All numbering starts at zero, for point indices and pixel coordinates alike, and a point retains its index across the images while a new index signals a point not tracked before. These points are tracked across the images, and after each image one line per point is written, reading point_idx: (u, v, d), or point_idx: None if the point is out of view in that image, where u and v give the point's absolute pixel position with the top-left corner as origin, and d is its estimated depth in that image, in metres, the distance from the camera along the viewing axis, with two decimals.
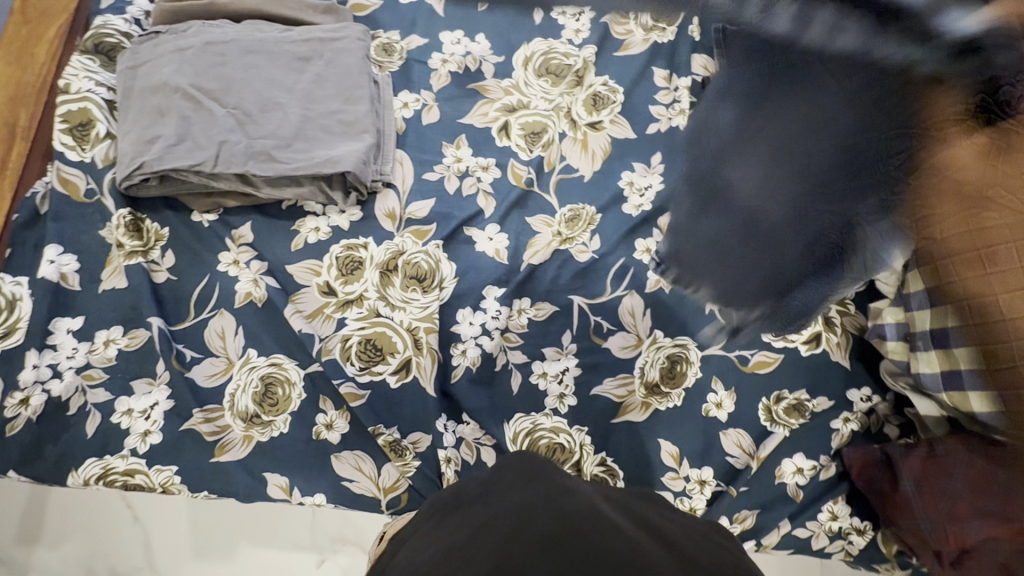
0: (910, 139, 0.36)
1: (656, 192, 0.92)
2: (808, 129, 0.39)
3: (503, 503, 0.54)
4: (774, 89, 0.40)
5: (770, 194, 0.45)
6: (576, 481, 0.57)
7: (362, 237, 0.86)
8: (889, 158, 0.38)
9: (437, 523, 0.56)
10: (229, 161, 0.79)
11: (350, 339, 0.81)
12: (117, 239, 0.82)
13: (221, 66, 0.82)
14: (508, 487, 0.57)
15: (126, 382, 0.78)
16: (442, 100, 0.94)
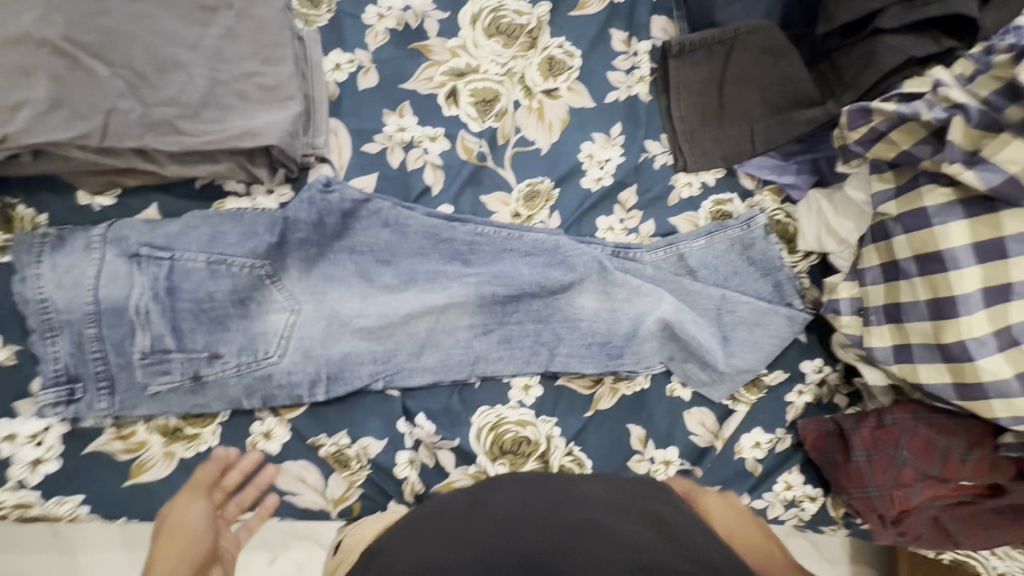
0: (772, 268, 0.86)
1: (616, 166, 0.87)
2: (758, 309, 0.84)
3: (506, 504, 0.58)
4: (740, 276, 0.86)
5: (735, 277, 0.86)
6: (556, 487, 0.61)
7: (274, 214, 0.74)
8: (762, 286, 0.86)
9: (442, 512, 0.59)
10: (121, 133, 0.66)
11: (289, 339, 0.72)
12: None
13: (102, 16, 0.66)
14: (501, 496, 0.60)
15: (8, 403, 0.67)
16: (380, 62, 0.83)
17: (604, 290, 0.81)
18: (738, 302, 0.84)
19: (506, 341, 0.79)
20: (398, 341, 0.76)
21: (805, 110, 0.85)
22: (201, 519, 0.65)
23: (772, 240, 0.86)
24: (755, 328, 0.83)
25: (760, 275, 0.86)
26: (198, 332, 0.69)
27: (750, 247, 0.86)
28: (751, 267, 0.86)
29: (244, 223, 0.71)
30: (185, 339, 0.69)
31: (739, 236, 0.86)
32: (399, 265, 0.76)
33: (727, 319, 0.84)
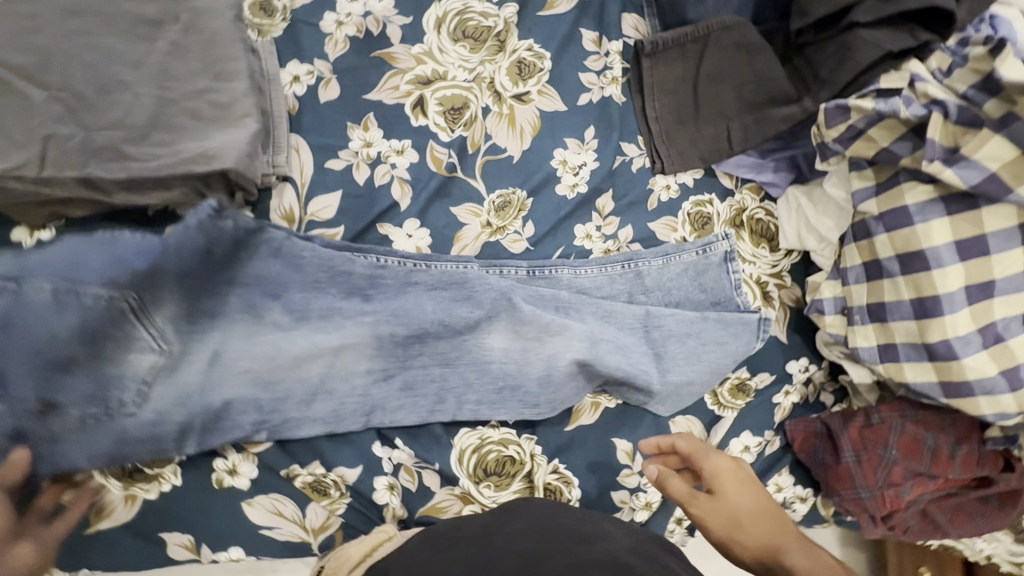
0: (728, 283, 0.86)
1: (590, 171, 0.85)
2: (699, 326, 0.82)
3: (518, 527, 0.56)
4: (684, 295, 0.85)
5: (683, 295, 0.85)
6: (574, 518, 0.58)
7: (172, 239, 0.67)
8: (713, 301, 0.85)
9: (455, 541, 0.56)
10: (61, 162, 0.61)
11: (123, 392, 0.63)
12: None
13: (36, 35, 0.62)
14: (513, 522, 0.57)
15: None
16: (342, 72, 0.79)
17: (514, 328, 0.76)
18: (673, 325, 0.81)
19: (409, 388, 0.74)
20: (288, 388, 0.69)
21: (779, 109, 0.84)
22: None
23: (727, 269, 0.86)
24: (692, 358, 0.81)
25: (704, 294, 0.86)
26: (28, 377, 0.59)
27: (698, 271, 0.86)
28: (701, 294, 0.86)
29: (174, 255, 0.63)
30: (10, 387, 0.59)
31: (690, 261, 0.85)
32: (379, 298, 0.73)
33: (660, 341, 0.81)
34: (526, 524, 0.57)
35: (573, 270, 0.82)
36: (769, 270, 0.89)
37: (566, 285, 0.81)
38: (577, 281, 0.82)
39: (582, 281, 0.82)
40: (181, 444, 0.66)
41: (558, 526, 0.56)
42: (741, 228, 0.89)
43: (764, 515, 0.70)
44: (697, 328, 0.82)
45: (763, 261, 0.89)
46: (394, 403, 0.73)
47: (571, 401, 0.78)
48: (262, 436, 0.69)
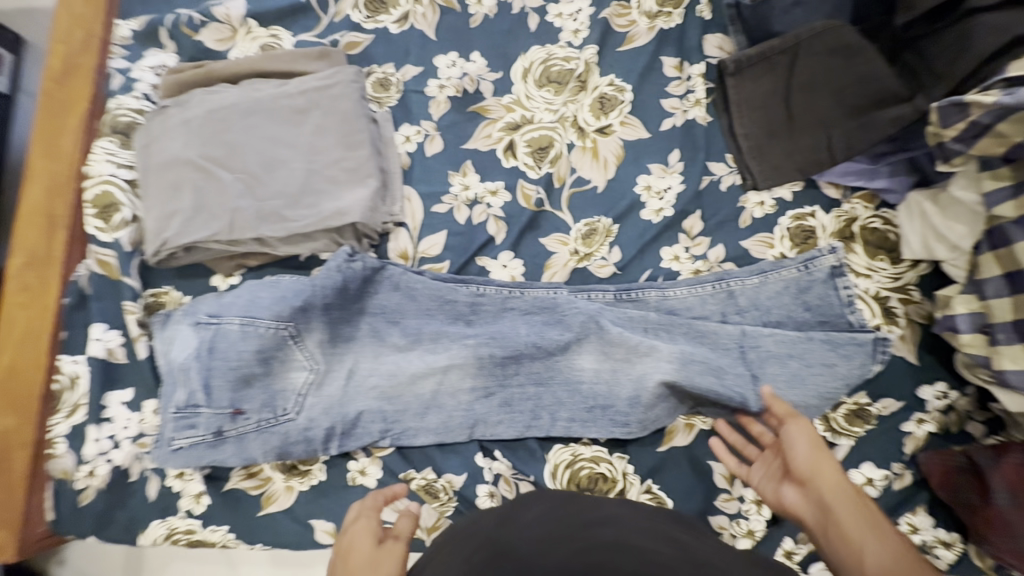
0: (838, 300, 0.80)
1: (676, 194, 0.86)
2: (801, 345, 0.79)
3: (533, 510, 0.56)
4: (786, 314, 0.81)
5: (785, 313, 0.81)
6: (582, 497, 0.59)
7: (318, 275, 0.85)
8: (822, 319, 0.81)
9: (474, 528, 0.56)
10: (244, 227, 0.80)
11: (288, 400, 0.80)
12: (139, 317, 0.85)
13: (225, 133, 0.83)
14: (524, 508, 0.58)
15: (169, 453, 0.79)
16: (444, 128, 0.91)
17: (603, 349, 0.81)
18: (773, 347, 0.79)
19: (506, 404, 0.81)
20: (405, 401, 0.81)
21: (886, 111, 0.78)
22: (362, 531, 0.68)
23: (836, 285, 0.81)
24: (795, 380, 0.78)
25: (809, 313, 0.81)
26: (224, 390, 0.78)
27: (802, 289, 0.81)
28: (806, 312, 0.81)
29: (321, 292, 0.80)
30: (213, 398, 0.78)
31: (792, 278, 0.81)
32: (479, 322, 0.84)
33: (757, 364, 0.79)
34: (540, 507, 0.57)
35: (661, 291, 0.83)
36: (890, 283, 0.82)
37: (660, 308, 0.83)
38: (667, 301, 0.83)
39: (672, 303, 0.83)
40: (326, 445, 0.80)
41: (573, 510, 0.55)
42: (851, 240, 0.84)
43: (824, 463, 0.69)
44: (801, 349, 0.79)
45: (881, 274, 0.82)
46: (494, 417, 0.81)
47: (663, 419, 0.79)
48: (386, 442, 0.81)
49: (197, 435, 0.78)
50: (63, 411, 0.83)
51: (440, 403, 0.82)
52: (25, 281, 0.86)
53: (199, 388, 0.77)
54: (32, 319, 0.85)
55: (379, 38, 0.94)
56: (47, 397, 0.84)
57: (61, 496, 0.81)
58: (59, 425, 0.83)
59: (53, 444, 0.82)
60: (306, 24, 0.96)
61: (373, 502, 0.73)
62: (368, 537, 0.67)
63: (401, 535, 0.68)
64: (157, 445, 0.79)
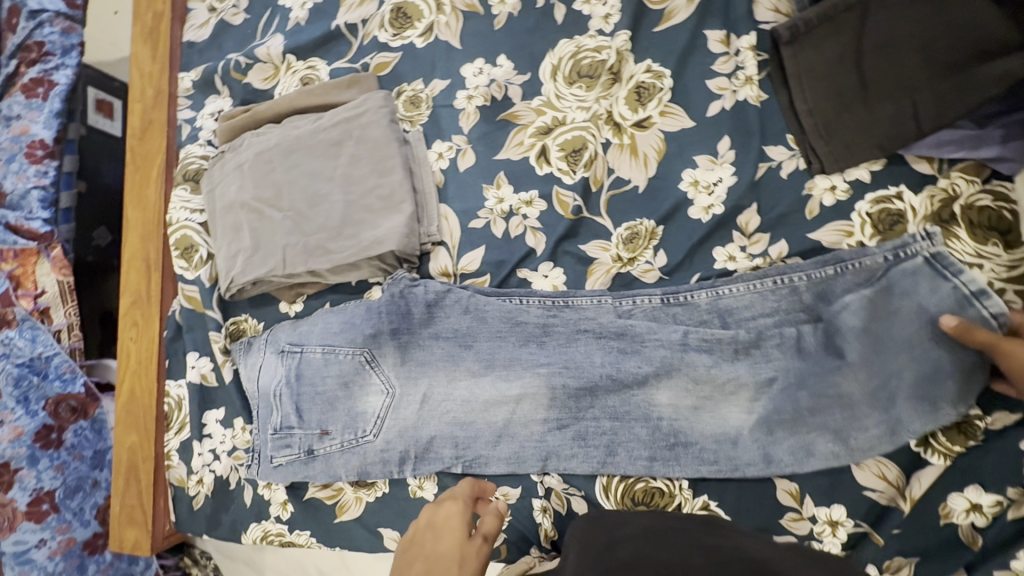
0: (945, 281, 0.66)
1: (727, 188, 0.78)
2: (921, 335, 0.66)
3: (580, 538, 0.65)
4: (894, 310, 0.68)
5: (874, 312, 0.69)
6: (623, 515, 0.67)
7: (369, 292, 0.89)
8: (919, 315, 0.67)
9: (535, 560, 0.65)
10: (294, 262, 0.85)
11: (374, 415, 0.83)
12: (223, 345, 0.95)
13: (272, 173, 0.89)
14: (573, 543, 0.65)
15: (270, 469, 0.86)
16: (474, 141, 0.89)
17: (687, 386, 0.73)
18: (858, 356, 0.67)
19: (581, 438, 0.77)
20: (478, 428, 0.80)
21: (989, 66, 0.64)
22: (452, 514, 0.72)
23: (930, 272, 0.67)
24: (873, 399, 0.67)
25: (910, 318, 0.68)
26: (314, 412, 0.85)
27: (887, 282, 0.68)
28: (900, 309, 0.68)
29: (387, 316, 0.83)
30: (306, 420, 0.85)
31: (876, 267, 0.69)
32: (527, 336, 0.80)
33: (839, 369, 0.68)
34: (582, 539, 0.65)
35: (715, 293, 0.75)
36: (1006, 272, 0.68)
37: (718, 310, 0.75)
38: (727, 305, 0.74)
39: (766, 309, 0.73)
40: (401, 468, 0.82)
41: (593, 539, 0.63)
42: (951, 223, 0.70)
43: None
44: (899, 356, 0.67)
45: (994, 262, 0.68)
46: (567, 450, 0.77)
47: (754, 466, 0.71)
48: (458, 469, 0.81)
49: (292, 454, 0.85)
50: (174, 427, 0.97)
51: (488, 417, 0.80)
52: (134, 317, 1.00)
53: (291, 411, 0.85)
54: (143, 351, 0.99)
55: (406, 56, 0.94)
56: (161, 417, 0.98)
57: (180, 500, 0.96)
58: (171, 441, 0.97)
59: (170, 456, 0.97)
60: (339, 51, 0.97)
61: (467, 491, 0.77)
62: (459, 526, 0.71)
63: (488, 536, 0.71)
64: (259, 462, 0.87)
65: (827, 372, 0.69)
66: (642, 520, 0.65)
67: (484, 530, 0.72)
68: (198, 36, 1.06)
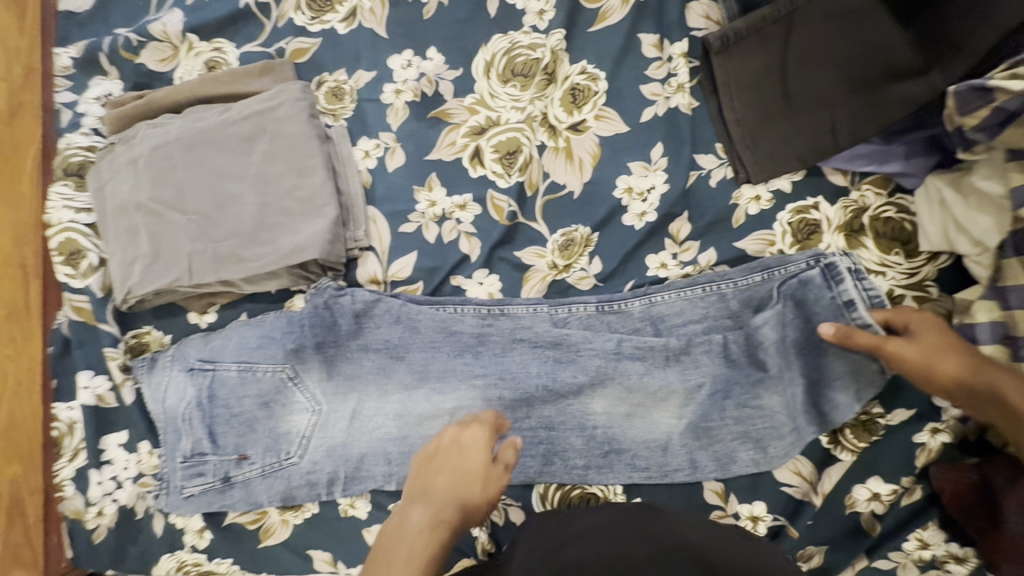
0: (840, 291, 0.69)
1: (660, 195, 0.78)
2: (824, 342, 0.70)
3: (535, 535, 0.64)
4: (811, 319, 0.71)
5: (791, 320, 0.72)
6: (580, 513, 0.67)
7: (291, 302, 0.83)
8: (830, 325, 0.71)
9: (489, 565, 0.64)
10: (202, 272, 0.77)
11: (300, 434, 0.78)
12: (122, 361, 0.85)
13: (172, 171, 0.79)
14: (528, 537, 0.64)
15: (182, 498, 0.79)
16: (403, 139, 0.84)
17: (620, 394, 0.74)
18: (777, 362, 0.71)
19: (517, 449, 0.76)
20: (412, 443, 0.77)
21: (896, 86, 0.67)
22: (478, 440, 0.68)
23: (835, 284, 0.70)
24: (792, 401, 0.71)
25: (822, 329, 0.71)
26: (230, 435, 0.78)
27: (806, 289, 0.71)
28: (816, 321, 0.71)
29: (309, 329, 0.78)
30: (220, 444, 0.78)
31: (800, 273, 0.71)
32: (460, 347, 0.77)
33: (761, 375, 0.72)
34: (537, 535, 0.64)
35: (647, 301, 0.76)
36: (905, 280, 0.72)
37: (651, 317, 0.76)
38: (660, 312, 0.75)
39: (694, 318, 0.75)
40: (329, 490, 0.78)
41: (546, 537, 0.62)
42: (860, 233, 0.74)
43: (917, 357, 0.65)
44: (814, 362, 0.71)
45: (895, 270, 0.72)
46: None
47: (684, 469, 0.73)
48: (391, 487, 0.77)
49: (207, 482, 0.78)
50: (65, 455, 0.85)
51: (422, 430, 0.77)
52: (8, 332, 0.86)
53: (205, 436, 0.78)
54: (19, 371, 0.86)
55: (326, 42, 0.86)
56: (48, 444, 0.86)
57: (76, 535, 0.84)
58: (63, 469, 0.85)
59: (62, 487, 0.85)
60: (249, 33, 0.88)
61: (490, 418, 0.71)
62: (481, 452, 0.68)
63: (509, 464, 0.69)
64: (168, 492, 0.80)
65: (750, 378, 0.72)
66: (595, 514, 0.65)
67: (501, 455, 0.69)
68: (77, 5, 0.92)
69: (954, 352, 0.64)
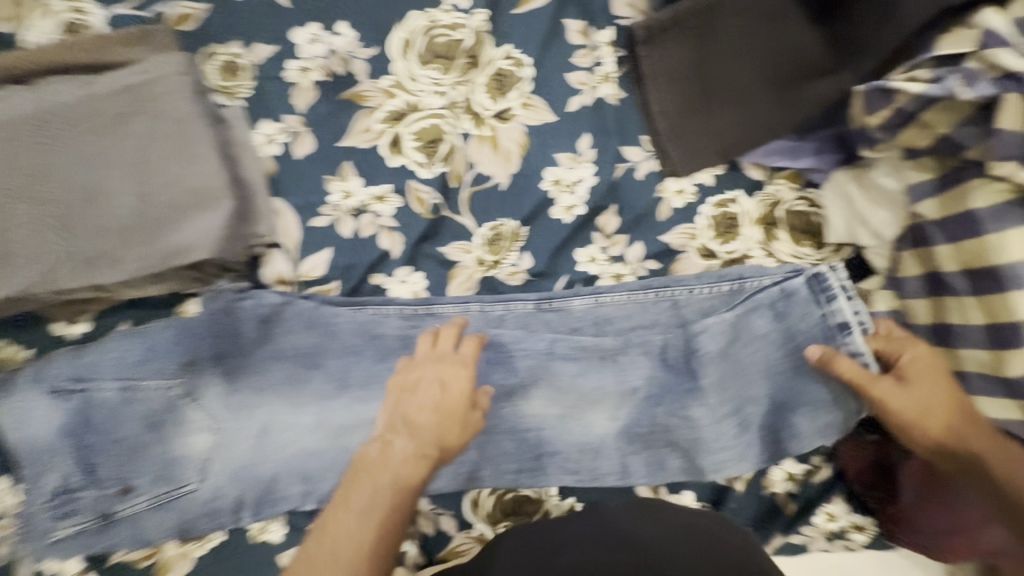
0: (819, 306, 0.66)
1: (588, 187, 0.76)
2: (782, 354, 0.67)
3: (514, 545, 0.63)
4: (775, 333, 0.67)
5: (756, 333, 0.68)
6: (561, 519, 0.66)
7: (186, 308, 0.74)
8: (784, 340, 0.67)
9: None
10: (65, 278, 0.65)
11: (200, 459, 0.69)
12: None
13: (20, 154, 0.64)
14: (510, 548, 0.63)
15: (48, 545, 0.66)
16: (312, 123, 0.76)
17: (552, 398, 0.71)
18: (715, 372, 0.68)
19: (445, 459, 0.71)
20: (333, 458, 0.71)
21: (808, 84, 0.69)
22: (459, 379, 0.63)
23: (820, 300, 0.67)
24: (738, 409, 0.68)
25: (782, 344, 0.67)
26: (111, 464, 0.67)
27: (788, 301, 0.67)
28: (785, 342, 0.67)
29: (206, 337, 0.68)
30: (97, 475, 0.67)
31: (783, 282, 0.68)
32: (381, 350, 0.72)
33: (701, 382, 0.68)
34: (519, 549, 0.62)
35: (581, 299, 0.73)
36: None
37: (606, 317, 0.73)
38: (608, 312, 0.73)
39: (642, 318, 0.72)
40: (236, 516, 0.70)
41: (523, 548, 0.62)
42: (775, 226, 0.76)
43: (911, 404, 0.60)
44: (760, 372, 0.67)
45: (806, 261, 0.76)
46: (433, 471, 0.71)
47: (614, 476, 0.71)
48: (310, 506, 0.71)
49: (83, 522, 0.67)
50: None
51: (342, 443, 0.71)
52: None
53: (77, 470, 0.66)
54: None
55: (217, 9, 0.75)
56: None
57: None
58: None
59: None
60: None
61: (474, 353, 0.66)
62: (462, 392, 0.63)
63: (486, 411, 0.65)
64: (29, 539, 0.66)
65: (677, 382, 0.69)
66: (577, 522, 0.65)
67: (479, 401, 0.65)
68: None
69: (943, 408, 0.60)
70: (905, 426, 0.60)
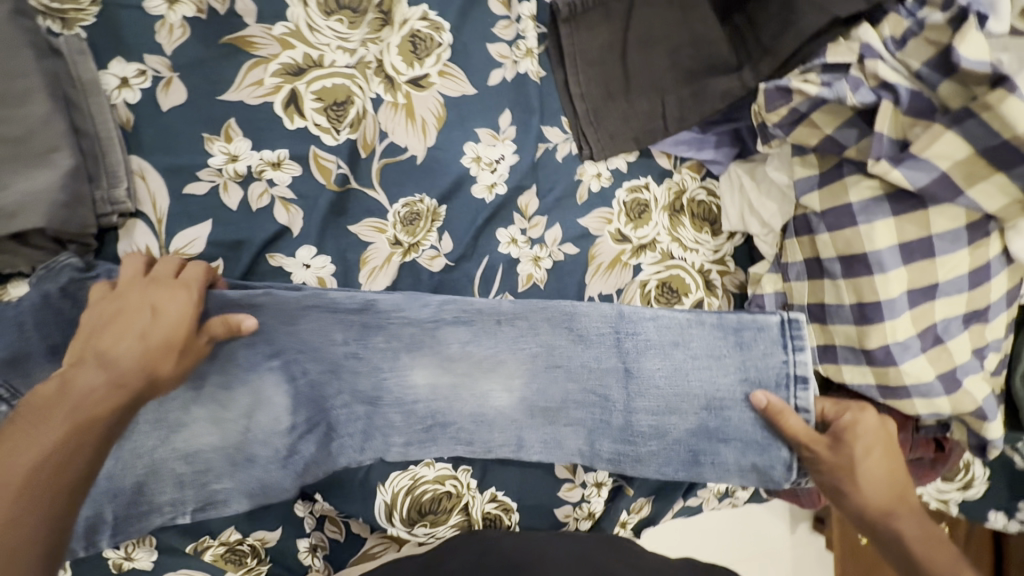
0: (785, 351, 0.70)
1: (509, 166, 0.73)
2: (720, 371, 0.70)
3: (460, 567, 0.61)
4: (727, 361, 0.70)
5: (714, 355, 0.70)
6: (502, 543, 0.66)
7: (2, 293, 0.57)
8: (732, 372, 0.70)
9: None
10: None
11: None
12: None
13: None
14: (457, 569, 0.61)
15: None
16: (184, 68, 0.63)
17: (442, 364, 0.68)
18: (660, 387, 0.70)
19: None
20: (208, 458, 0.63)
21: (713, 79, 0.74)
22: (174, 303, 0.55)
23: (787, 346, 0.70)
24: (664, 410, 0.70)
25: (734, 369, 0.70)
26: None
27: (761, 333, 0.70)
28: (741, 375, 0.70)
29: (36, 329, 0.55)
30: None
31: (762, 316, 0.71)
32: (277, 341, 0.63)
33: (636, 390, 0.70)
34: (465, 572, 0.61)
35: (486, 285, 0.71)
36: (711, 256, 0.81)
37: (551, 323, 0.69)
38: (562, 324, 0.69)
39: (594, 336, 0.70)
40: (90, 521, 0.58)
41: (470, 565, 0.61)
42: (680, 213, 0.80)
43: (841, 466, 0.66)
44: (701, 381, 0.70)
45: (705, 247, 0.81)
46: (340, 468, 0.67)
47: (507, 450, 0.70)
48: (184, 520, 0.62)
49: None
50: None
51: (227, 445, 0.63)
52: None
53: None
54: None
55: None
56: None
57: None
58: None
59: None
60: None
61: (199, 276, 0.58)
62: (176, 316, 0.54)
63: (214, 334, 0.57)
64: None
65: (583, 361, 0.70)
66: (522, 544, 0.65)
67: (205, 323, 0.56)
68: None
69: (868, 480, 0.65)
70: (832, 483, 0.67)
